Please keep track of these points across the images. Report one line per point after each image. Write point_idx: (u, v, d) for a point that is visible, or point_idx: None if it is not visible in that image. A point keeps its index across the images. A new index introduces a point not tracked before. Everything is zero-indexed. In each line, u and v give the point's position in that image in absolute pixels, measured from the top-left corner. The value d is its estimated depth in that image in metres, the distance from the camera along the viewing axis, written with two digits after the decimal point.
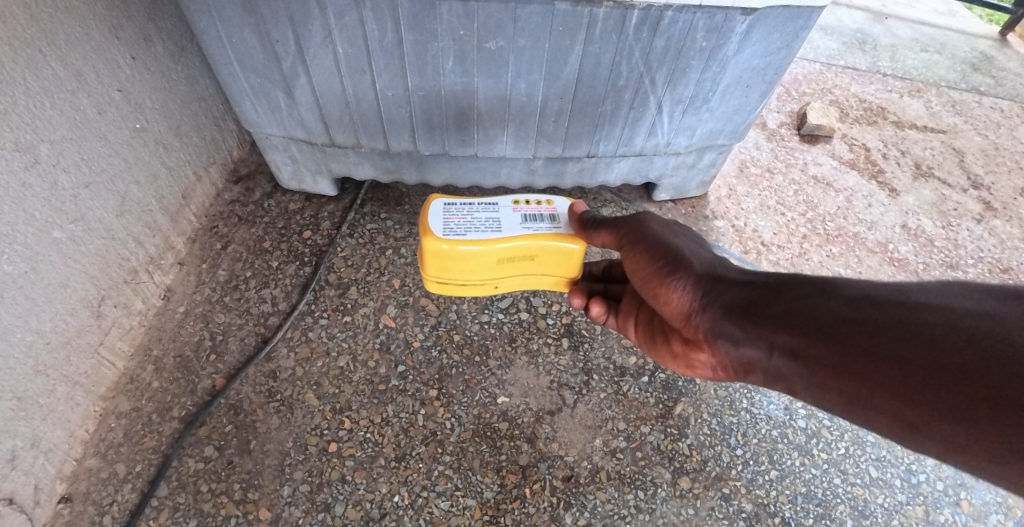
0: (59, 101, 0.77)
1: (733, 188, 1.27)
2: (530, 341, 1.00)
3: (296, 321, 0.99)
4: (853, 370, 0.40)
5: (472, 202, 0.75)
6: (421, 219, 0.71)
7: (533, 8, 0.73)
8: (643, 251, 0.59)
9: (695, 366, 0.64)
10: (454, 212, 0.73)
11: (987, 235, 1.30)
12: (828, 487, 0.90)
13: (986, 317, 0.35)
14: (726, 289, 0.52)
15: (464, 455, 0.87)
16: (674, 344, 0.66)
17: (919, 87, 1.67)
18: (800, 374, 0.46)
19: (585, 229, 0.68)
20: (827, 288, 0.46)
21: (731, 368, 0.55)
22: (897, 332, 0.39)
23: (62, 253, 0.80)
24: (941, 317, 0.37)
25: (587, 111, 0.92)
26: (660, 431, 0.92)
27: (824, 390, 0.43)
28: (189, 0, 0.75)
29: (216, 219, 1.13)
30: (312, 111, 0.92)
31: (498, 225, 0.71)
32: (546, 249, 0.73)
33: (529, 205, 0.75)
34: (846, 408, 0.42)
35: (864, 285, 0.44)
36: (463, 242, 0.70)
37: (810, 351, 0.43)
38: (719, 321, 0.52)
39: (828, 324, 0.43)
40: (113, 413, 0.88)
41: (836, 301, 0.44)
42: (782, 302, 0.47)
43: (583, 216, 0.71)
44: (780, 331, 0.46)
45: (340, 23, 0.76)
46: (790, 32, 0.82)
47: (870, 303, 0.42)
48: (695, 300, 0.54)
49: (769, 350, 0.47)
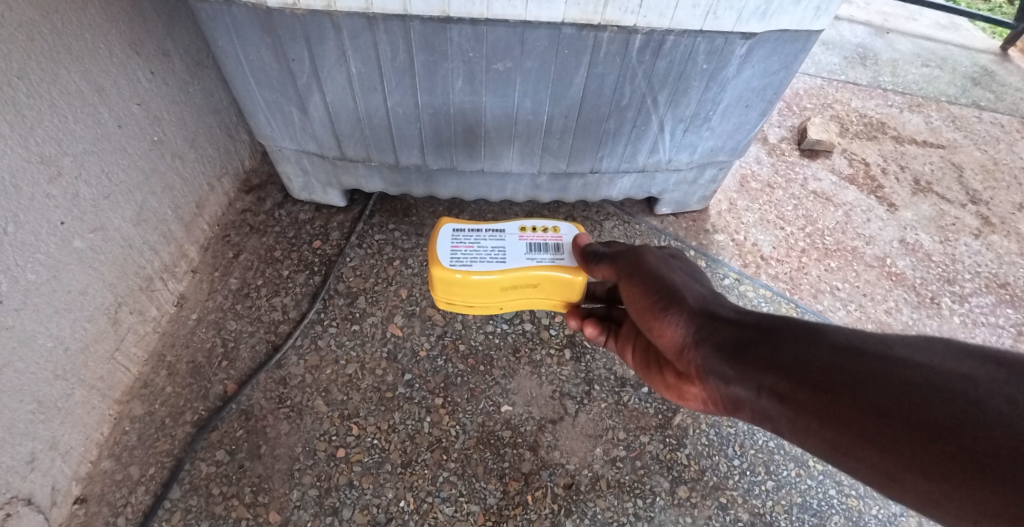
0: (82, 116, 0.80)
1: (733, 202, 1.29)
2: (533, 352, 1.02)
3: (306, 329, 1.02)
4: (833, 418, 0.39)
5: (480, 229, 0.83)
6: (432, 246, 0.81)
7: (540, 31, 0.76)
8: (639, 284, 0.62)
9: (687, 397, 0.64)
10: (464, 240, 0.82)
11: (984, 250, 1.32)
12: (824, 497, 0.92)
13: (962, 379, 0.35)
14: (718, 327, 0.53)
15: (468, 461, 0.89)
16: (667, 375, 0.67)
17: (919, 102, 1.69)
18: (785, 417, 0.45)
19: (588, 262, 0.75)
20: (815, 334, 0.46)
21: (719, 404, 0.54)
22: (878, 384, 0.38)
23: (83, 262, 0.83)
24: (919, 375, 0.37)
25: (591, 129, 0.95)
26: (659, 441, 0.94)
27: (807, 435, 0.42)
28: (209, 19, 0.78)
29: (228, 229, 1.16)
30: (325, 126, 0.95)
31: (502, 256, 0.80)
32: (548, 278, 0.80)
33: (535, 232, 0.83)
34: (828, 455, 0.41)
35: (850, 333, 0.44)
36: (470, 272, 0.79)
37: (796, 395, 0.43)
38: (709, 358, 0.52)
39: (812, 369, 0.43)
40: (127, 417, 0.91)
41: (822, 348, 0.44)
42: (771, 345, 0.48)
43: (586, 248, 0.77)
44: (767, 373, 0.46)
45: (354, 44, 0.79)
46: (789, 54, 0.85)
47: (854, 353, 0.42)
48: (688, 337, 0.55)
49: (758, 391, 0.47)
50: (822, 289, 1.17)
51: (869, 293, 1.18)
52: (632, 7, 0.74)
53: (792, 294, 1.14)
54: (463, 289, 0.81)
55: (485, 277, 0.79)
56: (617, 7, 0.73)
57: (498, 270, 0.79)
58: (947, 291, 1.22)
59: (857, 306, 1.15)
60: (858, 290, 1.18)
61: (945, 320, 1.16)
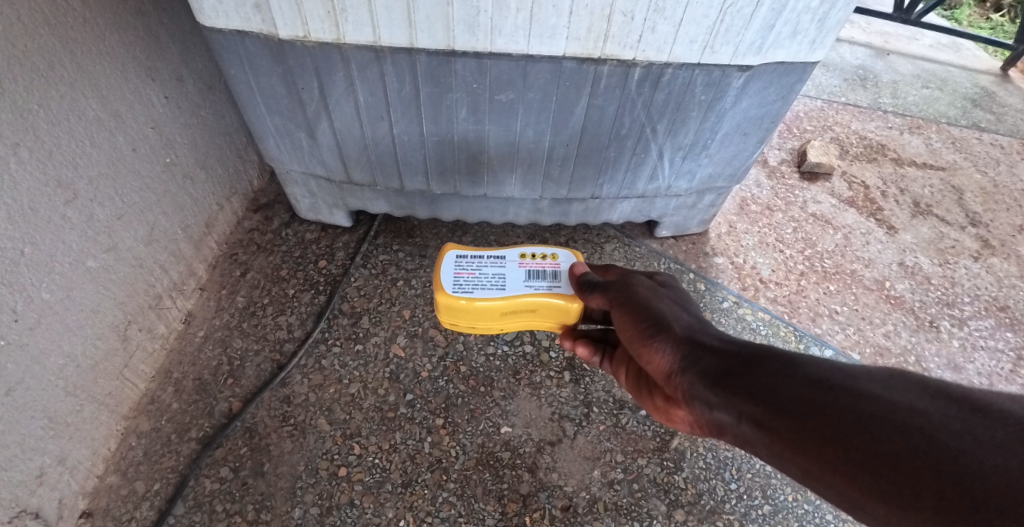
0: (99, 140, 0.82)
1: (733, 225, 1.31)
2: (533, 374, 1.04)
3: (311, 349, 1.04)
4: (805, 446, 0.40)
5: (482, 256, 0.86)
6: (435, 273, 0.84)
7: (542, 65, 0.79)
8: (629, 313, 0.64)
9: (675, 419, 0.65)
10: (466, 266, 0.85)
11: (984, 273, 1.32)
12: (820, 522, 0.92)
13: (917, 413, 0.35)
14: (702, 355, 0.54)
15: (468, 482, 0.90)
16: (656, 397, 0.67)
17: (919, 124, 1.71)
18: (763, 444, 0.45)
19: (582, 290, 0.77)
20: (792, 365, 0.47)
21: (703, 428, 0.55)
22: (844, 415, 0.39)
23: (95, 282, 0.85)
24: (879, 408, 0.38)
25: (592, 156, 0.97)
26: (656, 464, 0.95)
27: (782, 460, 0.43)
28: (223, 50, 0.81)
29: (236, 247, 1.19)
30: (332, 151, 0.98)
31: (502, 284, 0.83)
32: (546, 305, 0.82)
33: (534, 260, 0.86)
34: (803, 480, 0.42)
35: (823, 365, 0.45)
36: (471, 298, 0.82)
37: (772, 423, 0.44)
38: (694, 385, 0.53)
39: (787, 399, 0.44)
40: (134, 432, 0.93)
41: (796, 379, 0.45)
42: (749, 374, 0.49)
43: (581, 276, 0.79)
44: (746, 400, 0.47)
45: (361, 75, 0.81)
46: (785, 85, 0.86)
47: (825, 385, 0.43)
48: (674, 363, 0.57)
49: (737, 417, 0.48)
50: (820, 313, 1.18)
51: (867, 316, 1.19)
52: (632, 42, 0.76)
53: (791, 318, 1.16)
54: (465, 315, 0.84)
55: (486, 303, 0.82)
56: (616, 42, 0.76)
57: (497, 296, 0.82)
58: (946, 314, 1.22)
59: (855, 330, 1.16)
60: (857, 313, 1.19)
61: (943, 344, 1.17)
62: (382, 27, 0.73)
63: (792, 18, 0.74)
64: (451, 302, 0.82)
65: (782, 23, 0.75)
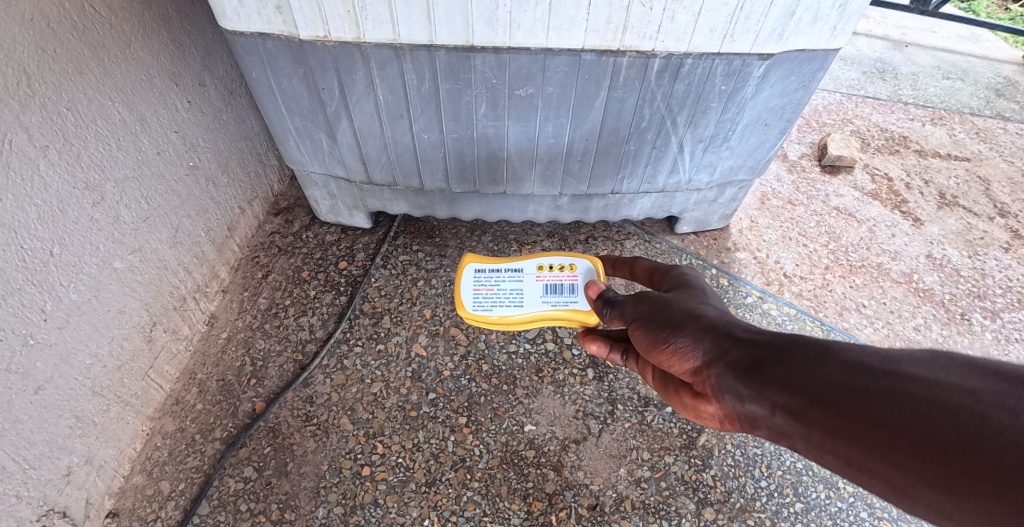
0: (125, 143, 0.84)
1: (755, 220, 1.30)
2: (556, 372, 1.03)
3: (332, 349, 1.04)
4: (845, 435, 0.39)
5: (499, 269, 0.89)
6: (456, 290, 0.88)
7: (561, 58, 0.79)
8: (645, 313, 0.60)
9: (705, 416, 0.60)
10: (485, 281, 0.89)
11: (1016, 264, 1.28)
12: (855, 520, 0.89)
13: (966, 392, 0.34)
14: (730, 347, 0.51)
15: (492, 482, 0.89)
16: (683, 395, 0.63)
17: (941, 115, 1.68)
18: (799, 434, 0.43)
19: (598, 305, 0.73)
20: (825, 350, 0.45)
21: (735, 422, 0.52)
22: (887, 399, 0.37)
23: (121, 282, 0.86)
24: (925, 389, 0.36)
25: (612, 151, 0.96)
26: (683, 461, 0.93)
27: (822, 451, 0.41)
28: (245, 53, 0.82)
29: (257, 250, 1.20)
30: (352, 151, 0.98)
31: (521, 301, 0.86)
32: (562, 319, 0.85)
33: (551, 272, 0.87)
34: (845, 470, 0.40)
35: (859, 349, 0.43)
36: (491, 316, 0.86)
37: (809, 413, 0.42)
38: (724, 378, 0.50)
39: (824, 388, 0.42)
40: (159, 433, 0.94)
41: (831, 366, 0.43)
42: (783, 364, 0.46)
43: (600, 296, 0.74)
44: (780, 390, 0.44)
45: (382, 73, 0.82)
46: (807, 73, 0.85)
47: (863, 370, 0.41)
48: (699, 358, 0.53)
49: (772, 409, 0.45)
50: (847, 307, 1.15)
51: (896, 309, 1.16)
52: (650, 33, 0.76)
53: (817, 312, 1.13)
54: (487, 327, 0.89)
55: (505, 320, 0.86)
56: (636, 33, 0.75)
57: (516, 314, 0.86)
58: (978, 306, 1.19)
59: (884, 324, 1.13)
60: (884, 307, 1.16)
61: (976, 337, 1.13)
62: (401, 24, 0.74)
63: (814, 3, 0.73)
64: (478, 320, 0.86)
65: (803, 9, 0.74)
